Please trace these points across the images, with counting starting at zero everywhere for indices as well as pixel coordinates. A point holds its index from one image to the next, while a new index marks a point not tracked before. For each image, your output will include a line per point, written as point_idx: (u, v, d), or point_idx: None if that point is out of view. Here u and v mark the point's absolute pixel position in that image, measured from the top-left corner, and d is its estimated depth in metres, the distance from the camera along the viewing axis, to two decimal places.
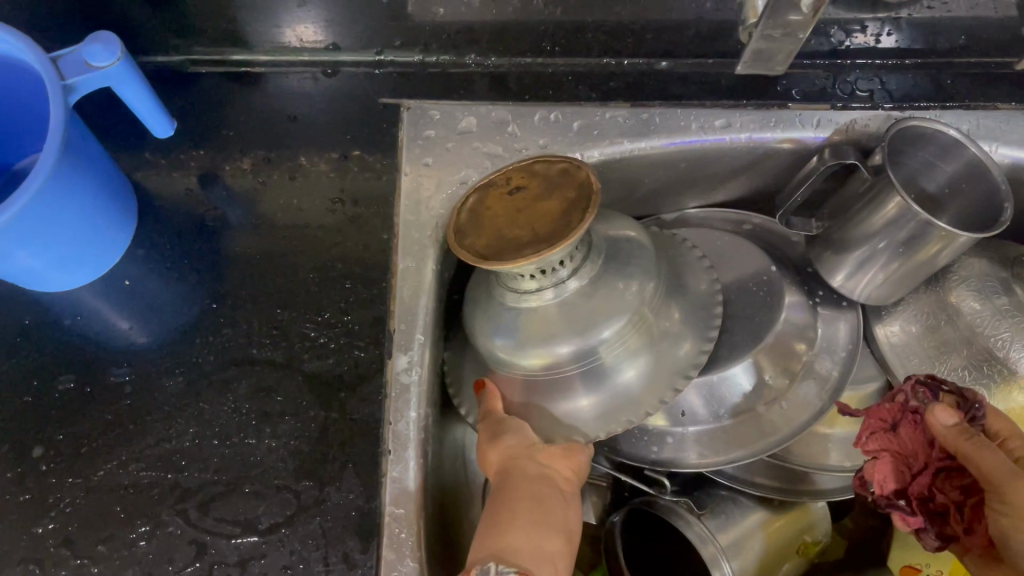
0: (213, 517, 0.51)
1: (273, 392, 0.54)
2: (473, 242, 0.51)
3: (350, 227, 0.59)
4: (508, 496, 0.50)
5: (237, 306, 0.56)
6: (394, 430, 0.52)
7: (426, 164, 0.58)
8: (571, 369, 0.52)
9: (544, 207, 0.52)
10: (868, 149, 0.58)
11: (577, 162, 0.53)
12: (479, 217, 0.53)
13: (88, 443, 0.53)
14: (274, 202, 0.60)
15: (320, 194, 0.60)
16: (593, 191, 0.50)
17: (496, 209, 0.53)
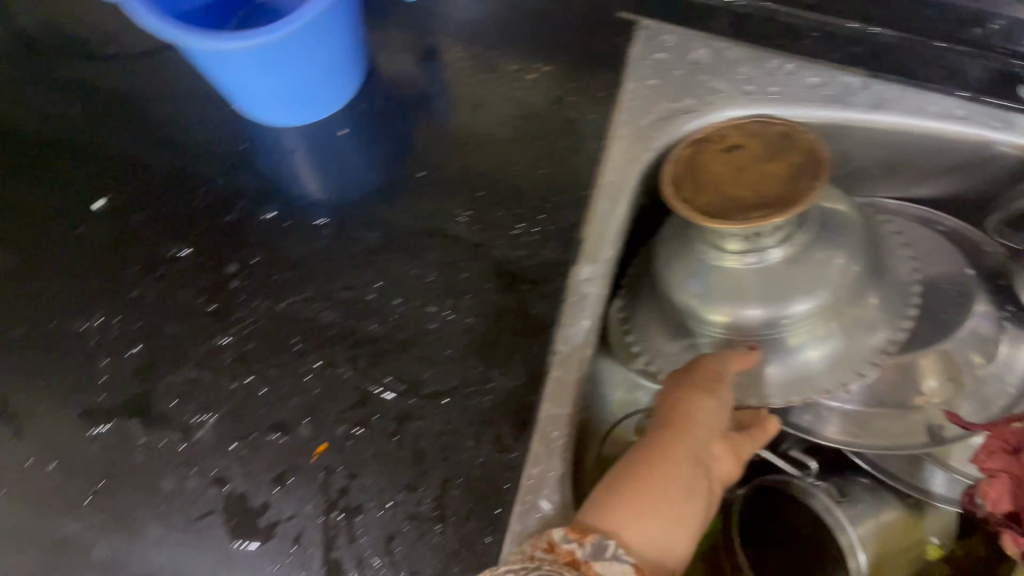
0: (382, 370, 0.53)
1: (459, 267, 0.55)
2: (699, 199, 0.53)
3: (561, 132, 0.59)
4: (678, 456, 0.50)
5: (439, 179, 0.58)
6: (565, 332, 0.54)
7: (648, 84, 0.58)
8: (762, 333, 0.56)
9: (764, 172, 0.54)
10: None
11: (798, 130, 0.55)
12: (699, 174, 0.55)
13: (280, 274, 0.55)
14: (491, 94, 0.61)
15: (537, 95, 0.61)
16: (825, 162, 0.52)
17: (716, 169, 0.55)
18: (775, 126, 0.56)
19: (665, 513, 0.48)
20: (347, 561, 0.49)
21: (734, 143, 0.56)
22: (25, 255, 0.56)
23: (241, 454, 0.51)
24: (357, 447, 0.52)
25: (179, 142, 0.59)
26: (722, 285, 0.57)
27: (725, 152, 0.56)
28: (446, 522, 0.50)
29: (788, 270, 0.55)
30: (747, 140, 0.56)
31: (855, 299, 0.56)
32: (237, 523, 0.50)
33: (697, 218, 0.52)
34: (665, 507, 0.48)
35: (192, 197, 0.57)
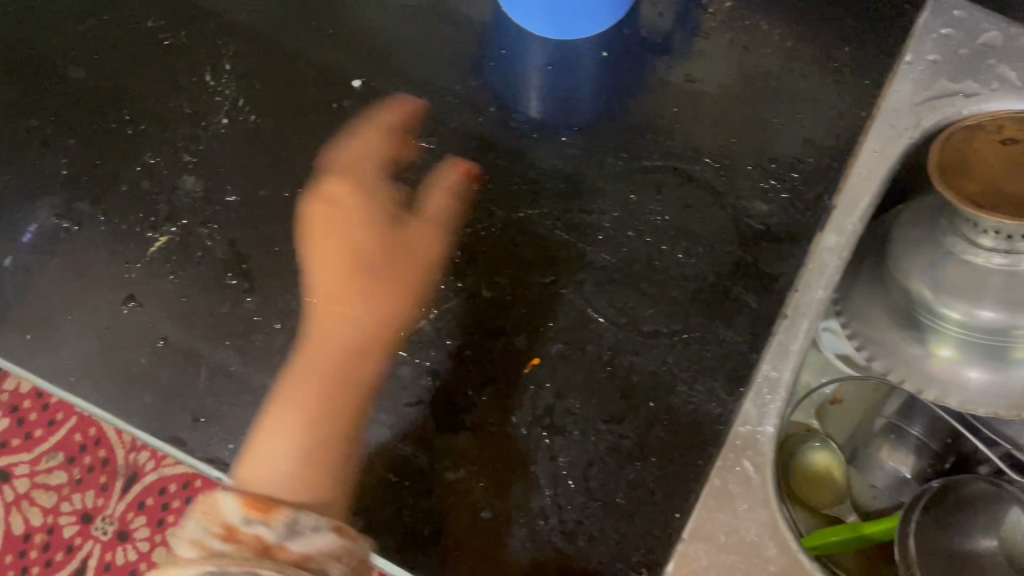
0: (605, 298, 0.52)
1: (699, 212, 0.54)
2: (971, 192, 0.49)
3: (826, 93, 0.56)
4: (325, 372, 0.49)
5: (692, 120, 0.56)
6: (798, 299, 0.51)
7: (930, 58, 0.55)
8: (998, 340, 0.53)
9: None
10: None
11: None
12: (971, 164, 0.51)
13: (520, 186, 0.55)
14: (756, 41, 0.59)
15: (807, 48, 0.58)
16: None
17: (986, 157, 0.51)
18: None
19: (288, 452, 0.46)
20: (543, 477, 0.49)
21: (1011, 136, 0.52)
22: (276, 119, 0.57)
23: (456, 352, 0.52)
24: (569, 369, 0.51)
25: (438, 37, 0.60)
26: (961, 280, 0.53)
27: (1000, 145, 0.52)
28: (647, 461, 0.49)
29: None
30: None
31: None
32: (443, 418, 0.51)
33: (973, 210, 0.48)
34: (283, 451, 0.46)
35: (444, 92, 0.58)
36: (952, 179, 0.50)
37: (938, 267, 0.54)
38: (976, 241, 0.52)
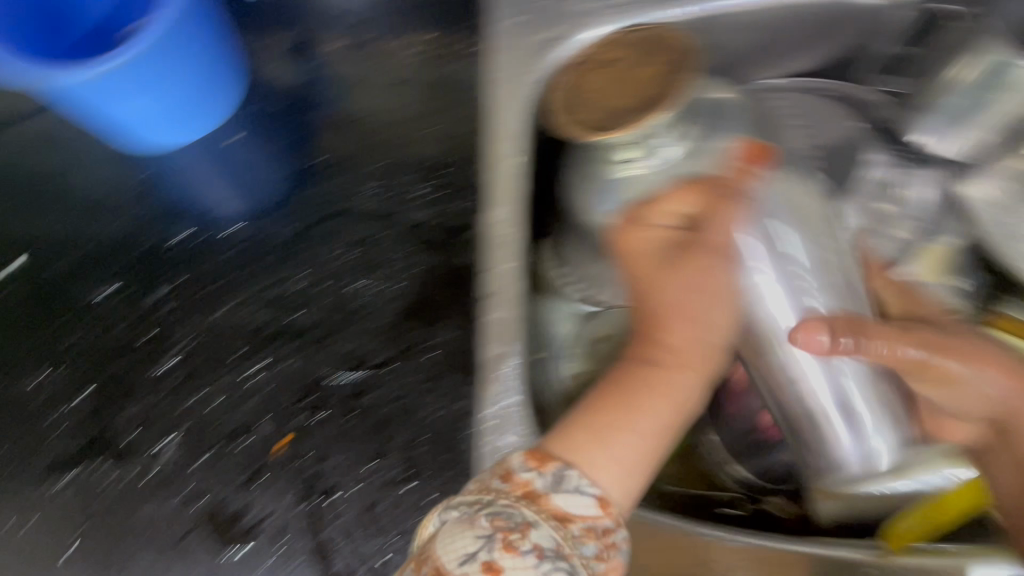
0: (327, 353, 0.53)
1: (375, 239, 0.57)
2: (580, 116, 0.55)
3: (455, 99, 0.63)
4: None
5: (338, 165, 0.61)
6: (494, 273, 0.55)
7: (519, 18, 0.61)
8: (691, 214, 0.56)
9: (632, 77, 0.55)
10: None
11: (654, 33, 0.57)
12: (579, 93, 0.56)
13: (207, 287, 0.56)
14: (381, 71, 0.64)
15: (408, 61, 0.64)
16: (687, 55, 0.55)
17: (589, 83, 0.57)
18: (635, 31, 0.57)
19: None
20: (333, 542, 0.49)
21: (601, 59, 0.57)
22: None
23: (205, 469, 0.51)
24: (319, 433, 0.51)
25: (86, 194, 0.61)
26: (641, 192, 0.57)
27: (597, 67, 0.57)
28: (418, 479, 0.50)
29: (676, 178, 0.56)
30: (613, 51, 0.57)
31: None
32: (217, 536, 0.49)
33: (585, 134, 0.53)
34: None
35: (106, 237, 0.59)
36: (566, 114, 0.55)
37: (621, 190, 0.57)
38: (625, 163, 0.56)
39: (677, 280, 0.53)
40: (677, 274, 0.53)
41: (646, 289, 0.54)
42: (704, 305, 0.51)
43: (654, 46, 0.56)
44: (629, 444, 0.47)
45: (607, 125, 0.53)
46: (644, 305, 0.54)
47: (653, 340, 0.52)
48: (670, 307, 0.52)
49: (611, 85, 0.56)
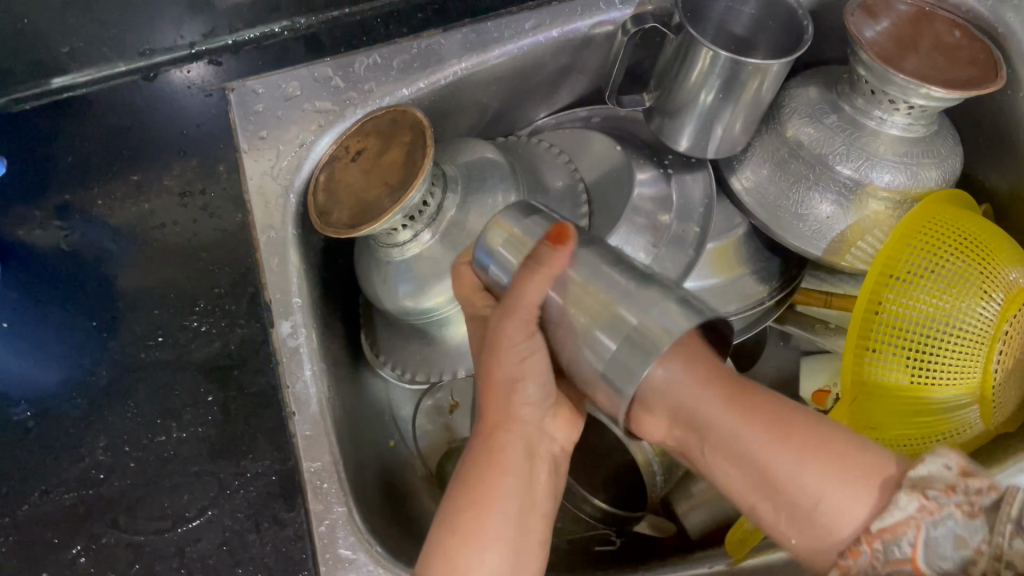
0: (143, 517, 0.52)
1: (172, 387, 0.56)
2: (340, 215, 0.56)
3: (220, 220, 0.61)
4: None
5: (118, 320, 0.57)
6: (295, 393, 0.55)
7: (261, 137, 0.60)
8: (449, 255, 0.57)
9: (387, 160, 0.56)
10: (795, 32, 0.58)
11: (397, 113, 0.57)
12: (336, 191, 0.57)
13: (8, 484, 0.53)
14: (123, 210, 0.60)
15: (163, 193, 0.61)
16: (426, 125, 0.55)
17: (346, 179, 0.57)
18: (382, 116, 0.58)
19: None
20: None
21: (354, 152, 0.58)
22: None
23: None
24: None
25: None
26: (428, 265, 0.59)
27: (352, 160, 0.58)
28: None
29: (451, 243, 0.59)
30: (364, 142, 0.58)
31: None
32: None
33: (342, 232, 0.54)
34: None
35: None
36: (329, 217, 0.56)
37: (409, 266, 0.59)
38: (402, 239, 0.58)
39: (511, 368, 0.46)
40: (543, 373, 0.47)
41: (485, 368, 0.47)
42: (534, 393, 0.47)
43: (395, 124, 0.57)
44: (503, 539, 0.44)
45: (379, 209, 0.54)
46: (486, 402, 0.48)
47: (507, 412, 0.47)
48: (502, 380, 0.47)
49: (364, 177, 0.57)
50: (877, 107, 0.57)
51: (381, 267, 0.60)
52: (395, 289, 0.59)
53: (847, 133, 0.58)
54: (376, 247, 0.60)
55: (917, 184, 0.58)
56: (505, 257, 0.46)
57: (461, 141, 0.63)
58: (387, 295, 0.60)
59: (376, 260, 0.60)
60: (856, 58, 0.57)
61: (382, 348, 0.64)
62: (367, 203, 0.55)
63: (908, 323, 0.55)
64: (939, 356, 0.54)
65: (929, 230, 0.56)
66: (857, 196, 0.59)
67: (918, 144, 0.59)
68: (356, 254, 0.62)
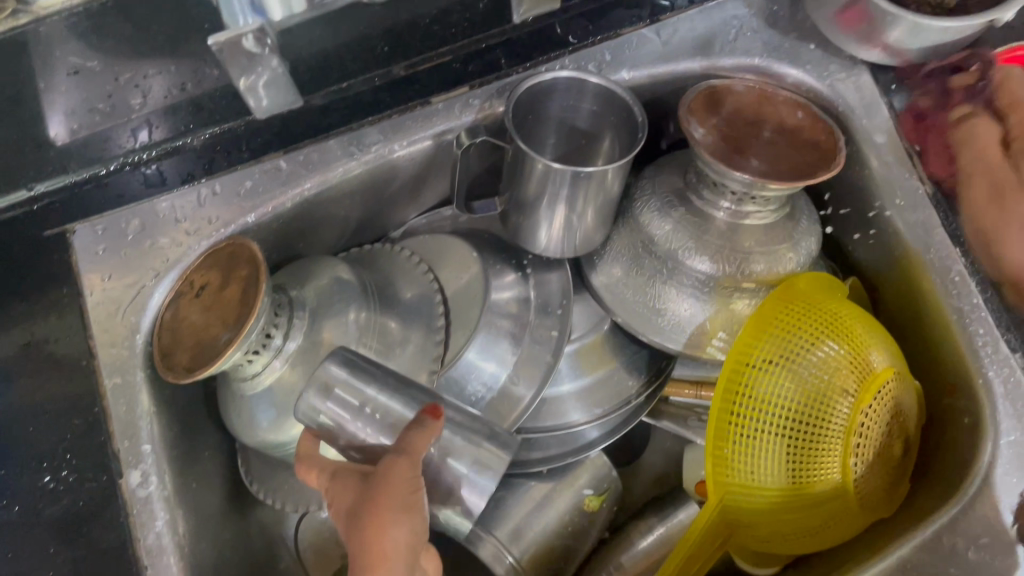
0: None
1: (21, 549, 0.54)
2: (182, 359, 0.54)
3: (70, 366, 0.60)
4: None
5: None
6: (146, 544, 0.53)
7: (104, 279, 0.59)
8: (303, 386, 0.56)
9: (225, 296, 0.55)
10: (633, 132, 0.58)
11: (235, 245, 0.56)
12: (178, 330, 0.56)
13: None
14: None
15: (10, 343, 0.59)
16: (261, 257, 0.54)
17: (189, 316, 0.56)
18: (221, 248, 0.57)
19: None
20: None
21: (197, 287, 0.57)
22: None
23: None
24: None
25: None
26: (285, 395, 0.57)
27: (194, 297, 0.56)
28: None
29: (304, 368, 0.57)
30: (206, 277, 0.57)
31: (376, 331, 0.59)
32: None
33: (181, 378, 0.52)
34: None
35: None
36: (171, 360, 0.54)
37: (266, 397, 0.57)
38: (251, 371, 0.56)
39: (401, 498, 0.42)
40: (405, 508, 0.41)
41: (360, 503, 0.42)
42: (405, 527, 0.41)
43: (232, 257, 0.56)
44: None
45: (215, 350, 0.52)
46: (364, 537, 0.41)
47: (382, 526, 0.41)
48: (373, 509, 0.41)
49: (205, 314, 0.55)
50: (723, 199, 0.57)
51: (239, 400, 0.58)
52: (258, 421, 0.58)
53: (697, 225, 0.58)
54: (231, 381, 0.58)
55: (773, 271, 0.57)
56: (343, 399, 0.49)
57: (314, 262, 0.62)
58: (248, 429, 0.58)
59: (232, 393, 0.58)
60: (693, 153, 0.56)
61: (256, 477, 0.62)
62: (206, 344, 0.54)
63: (767, 406, 0.53)
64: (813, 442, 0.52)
65: (787, 316, 0.55)
66: (715, 287, 0.58)
67: (771, 230, 0.58)
68: (217, 388, 0.60)
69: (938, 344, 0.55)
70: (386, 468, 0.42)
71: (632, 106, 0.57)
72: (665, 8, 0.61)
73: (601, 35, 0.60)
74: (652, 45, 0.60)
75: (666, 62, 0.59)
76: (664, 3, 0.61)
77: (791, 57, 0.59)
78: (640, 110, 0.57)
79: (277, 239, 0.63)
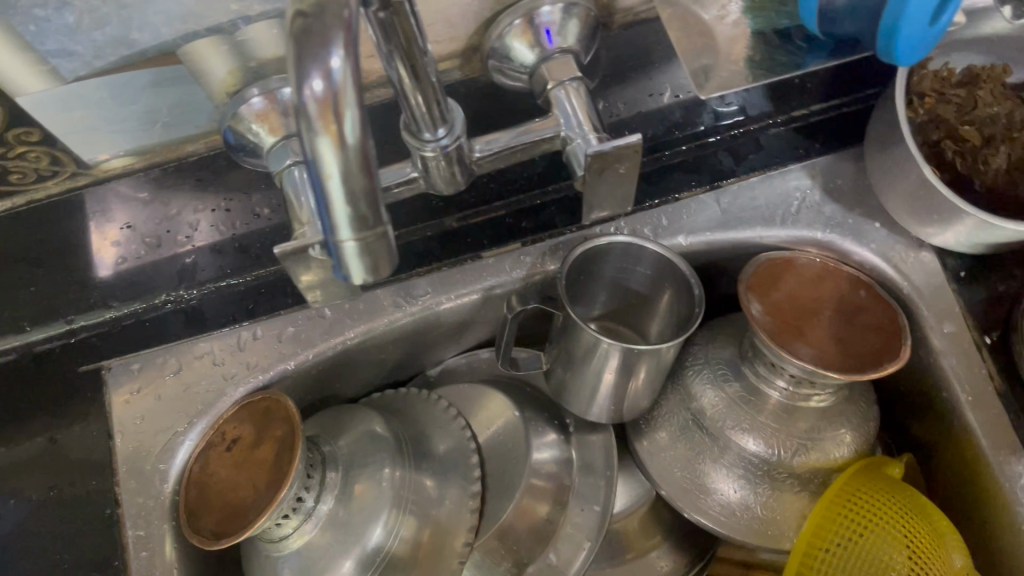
0: None
1: None
2: (210, 520, 0.52)
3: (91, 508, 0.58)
4: None
5: None
6: None
7: (136, 421, 0.57)
8: (332, 551, 0.54)
9: (260, 454, 0.53)
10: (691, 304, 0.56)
11: (274, 401, 0.55)
12: (207, 486, 0.54)
13: None
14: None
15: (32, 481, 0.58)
16: (299, 418, 0.53)
17: (218, 472, 0.54)
18: (259, 401, 0.56)
19: None
20: None
21: (230, 441, 0.55)
22: None
23: None
24: None
25: None
26: (312, 560, 0.54)
27: (227, 451, 0.55)
28: None
29: (336, 530, 0.55)
30: (240, 430, 0.55)
31: (411, 489, 0.57)
32: None
33: (207, 544, 0.50)
34: None
35: None
36: (198, 520, 0.52)
37: (292, 558, 0.55)
38: (279, 532, 0.54)
39: None
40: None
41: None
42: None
43: (270, 413, 0.55)
44: None
45: (245, 517, 0.51)
46: None
47: None
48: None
49: (237, 471, 0.54)
50: (779, 379, 0.54)
51: (265, 560, 0.56)
52: None
53: (750, 403, 0.55)
54: (258, 540, 0.56)
55: (829, 457, 0.55)
56: None
57: (351, 412, 0.60)
58: None
59: (259, 551, 0.56)
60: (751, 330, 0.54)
61: None
62: (236, 506, 0.52)
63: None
64: None
65: (858, 504, 0.53)
66: (767, 470, 0.55)
67: (827, 413, 0.55)
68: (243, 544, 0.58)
69: (1002, 552, 0.52)
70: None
71: (689, 276, 0.55)
72: (727, 173, 0.59)
73: (660, 198, 0.59)
74: (711, 211, 0.59)
75: (728, 230, 0.58)
76: (726, 168, 0.60)
77: (856, 233, 0.57)
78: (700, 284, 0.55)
79: (314, 383, 0.61)
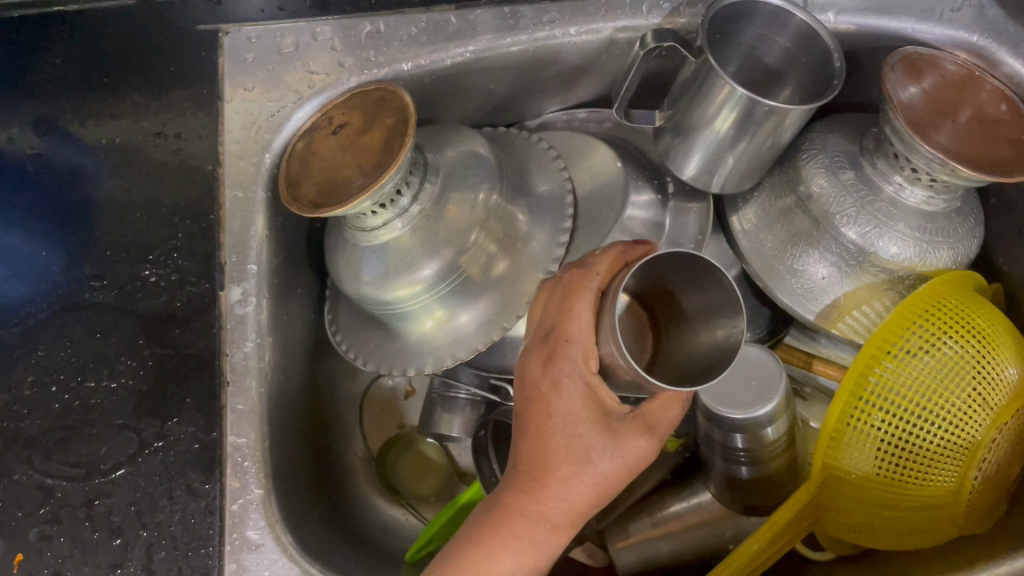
0: (57, 460, 0.57)
1: (108, 334, 0.60)
2: (307, 193, 0.53)
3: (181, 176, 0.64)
4: None
5: (70, 255, 0.62)
6: (232, 361, 0.53)
7: (246, 89, 0.57)
8: (417, 254, 0.55)
9: (366, 141, 0.53)
10: (829, 82, 0.54)
11: (388, 94, 0.54)
12: (309, 162, 0.54)
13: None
14: (96, 134, 0.65)
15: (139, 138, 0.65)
16: (412, 111, 0.52)
17: (321, 152, 0.54)
18: (373, 90, 0.55)
19: None
20: None
21: (337, 124, 0.55)
22: None
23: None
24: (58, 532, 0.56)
25: None
26: (399, 257, 0.55)
27: (332, 133, 0.55)
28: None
29: (424, 234, 0.55)
30: (349, 116, 0.55)
31: (503, 217, 0.57)
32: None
33: (303, 211, 0.51)
34: None
35: None
36: (297, 189, 0.53)
37: (379, 251, 0.56)
38: (369, 223, 0.55)
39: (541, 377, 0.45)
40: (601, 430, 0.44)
41: (533, 425, 0.45)
42: (622, 446, 0.44)
43: (382, 104, 0.54)
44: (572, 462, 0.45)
45: (342, 196, 0.51)
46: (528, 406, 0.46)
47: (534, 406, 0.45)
48: (569, 447, 0.44)
49: (339, 154, 0.54)
50: (898, 173, 0.53)
51: (351, 247, 0.57)
52: (366, 272, 0.56)
53: (861, 193, 0.54)
54: (348, 227, 0.57)
55: (923, 262, 0.54)
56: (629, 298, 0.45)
57: (456, 130, 0.60)
58: (353, 278, 0.57)
59: (348, 238, 0.57)
60: (885, 116, 0.52)
61: (347, 332, 0.62)
62: (336, 185, 0.52)
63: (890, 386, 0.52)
64: (917, 445, 0.51)
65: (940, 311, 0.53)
66: (859, 261, 0.55)
67: (936, 220, 0.54)
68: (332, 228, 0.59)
69: None
70: (571, 380, 0.44)
71: (835, 48, 0.53)
72: None
73: None
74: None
75: (880, 14, 0.56)
76: None
77: (1014, 43, 0.55)
78: (843, 61, 0.52)
79: (425, 95, 0.61)
